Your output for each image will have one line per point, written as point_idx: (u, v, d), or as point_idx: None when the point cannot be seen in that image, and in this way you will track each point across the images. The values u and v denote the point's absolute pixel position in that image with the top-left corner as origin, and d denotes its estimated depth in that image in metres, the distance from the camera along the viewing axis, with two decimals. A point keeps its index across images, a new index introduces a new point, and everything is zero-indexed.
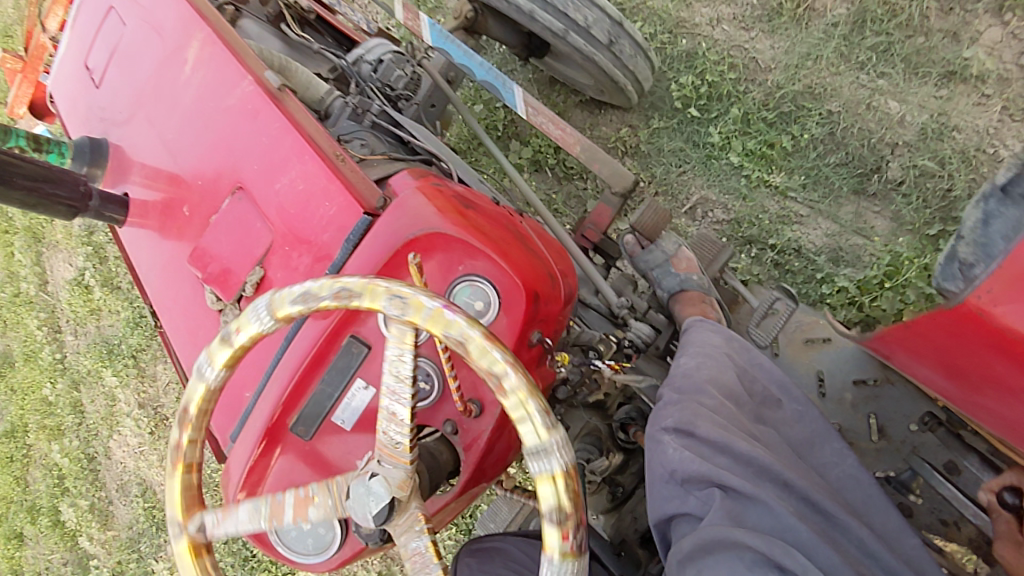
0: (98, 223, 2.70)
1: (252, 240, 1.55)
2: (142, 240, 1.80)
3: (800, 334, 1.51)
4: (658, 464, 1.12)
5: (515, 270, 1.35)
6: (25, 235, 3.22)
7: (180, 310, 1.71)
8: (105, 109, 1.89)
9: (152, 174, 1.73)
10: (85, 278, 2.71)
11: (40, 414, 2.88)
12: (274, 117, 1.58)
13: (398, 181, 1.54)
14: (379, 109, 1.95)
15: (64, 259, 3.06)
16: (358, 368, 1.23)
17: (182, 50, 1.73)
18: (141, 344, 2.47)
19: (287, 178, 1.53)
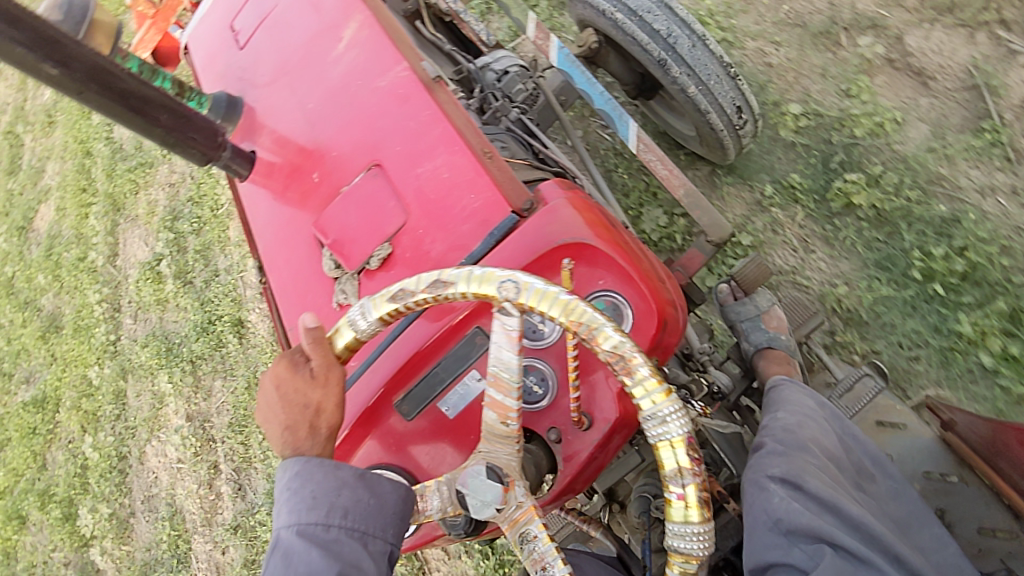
0: (185, 210, 2.64)
1: (382, 217, 1.52)
2: (261, 201, 1.78)
3: (876, 415, 1.57)
4: (762, 510, 1.08)
5: (654, 296, 1.31)
6: (105, 201, 3.17)
7: (292, 272, 1.69)
8: (245, 71, 1.88)
9: (284, 139, 1.71)
10: (160, 265, 2.62)
11: (78, 393, 2.77)
12: (426, 105, 1.54)
13: (548, 188, 1.45)
14: (516, 117, 1.97)
15: (140, 236, 2.99)
16: (476, 360, 1.22)
17: (339, 28, 1.73)
18: (204, 352, 2.33)
19: (431, 165, 1.49)
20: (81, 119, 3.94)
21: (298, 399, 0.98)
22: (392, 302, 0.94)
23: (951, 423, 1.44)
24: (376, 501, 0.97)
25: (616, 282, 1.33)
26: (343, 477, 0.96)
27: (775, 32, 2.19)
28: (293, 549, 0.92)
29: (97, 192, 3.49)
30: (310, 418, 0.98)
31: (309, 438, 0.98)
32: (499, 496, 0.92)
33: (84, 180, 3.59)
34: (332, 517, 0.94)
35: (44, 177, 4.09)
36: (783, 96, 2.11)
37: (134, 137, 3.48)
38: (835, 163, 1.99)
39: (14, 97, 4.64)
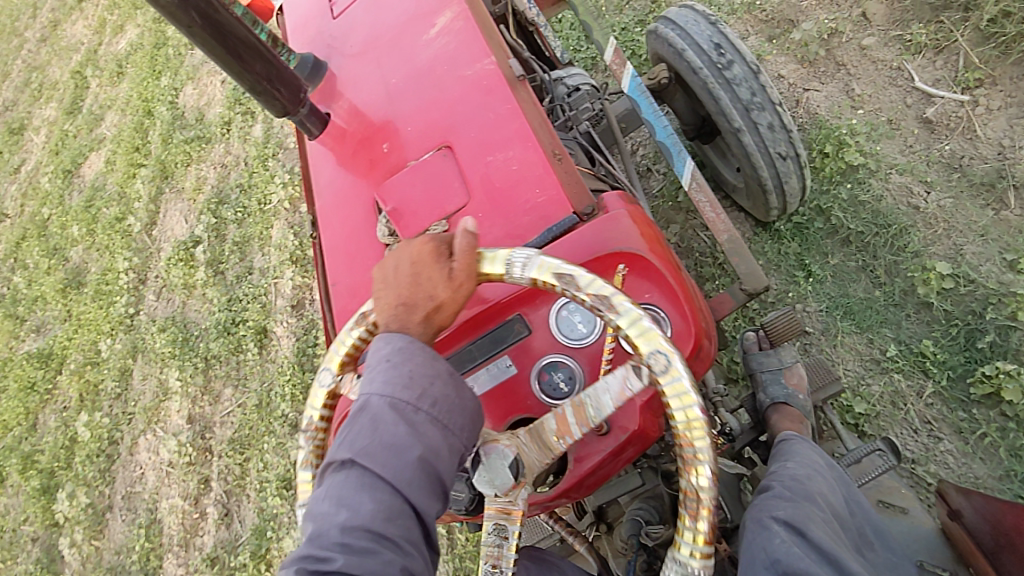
0: (234, 197, 2.55)
1: (443, 197, 1.46)
2: (324, 163, 1.72)
3: (880, 494, 1.47)
4: (762, 550, 1.10)
5: (696, 320, 1.23)
6: (155, 166, 3.09)
7: (343, 234, 1.60)
8: (335, 39, 1.84)
9: (360, 109, 1.66)
10: (195, 247, 2.50)
11: (84, 359, 2.64)
12: (507, 99, 1.49)
13: (610, 198, 1.36)
14: (586, 128, 1.94)
15: (180, 210, 2.88)
16: (509, 346, 1.16)
17: (435, 15, 1.68)
18: (219, 353, 2.22)
19: (502, 156, 1.44)
20: (150, 77, 3.90)
21: (426, 287, 0.89)
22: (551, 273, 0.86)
23: (960, 512, 1.21)
24: (463, 403, 0.87)
25: (661, 299, 1.24)
26: (441, 368, 0.87)
27: (925, 169, 1.82)
28: (380, 419, 0.82)
29: (150, 154, 3.41)
30: (430, 309, 0.89)
31: (423, 325, 0.89)
32: (505, 488, 0.87)
33: (139, 139, 3.53)
34: (422, 403, 0.84)
35: (100, 125, 4.08)
36: (927, 248, 1.74)
37: (197, 107, 3.40)
38: (981, 344, 1.62)
39: (92, 39, 4.64)
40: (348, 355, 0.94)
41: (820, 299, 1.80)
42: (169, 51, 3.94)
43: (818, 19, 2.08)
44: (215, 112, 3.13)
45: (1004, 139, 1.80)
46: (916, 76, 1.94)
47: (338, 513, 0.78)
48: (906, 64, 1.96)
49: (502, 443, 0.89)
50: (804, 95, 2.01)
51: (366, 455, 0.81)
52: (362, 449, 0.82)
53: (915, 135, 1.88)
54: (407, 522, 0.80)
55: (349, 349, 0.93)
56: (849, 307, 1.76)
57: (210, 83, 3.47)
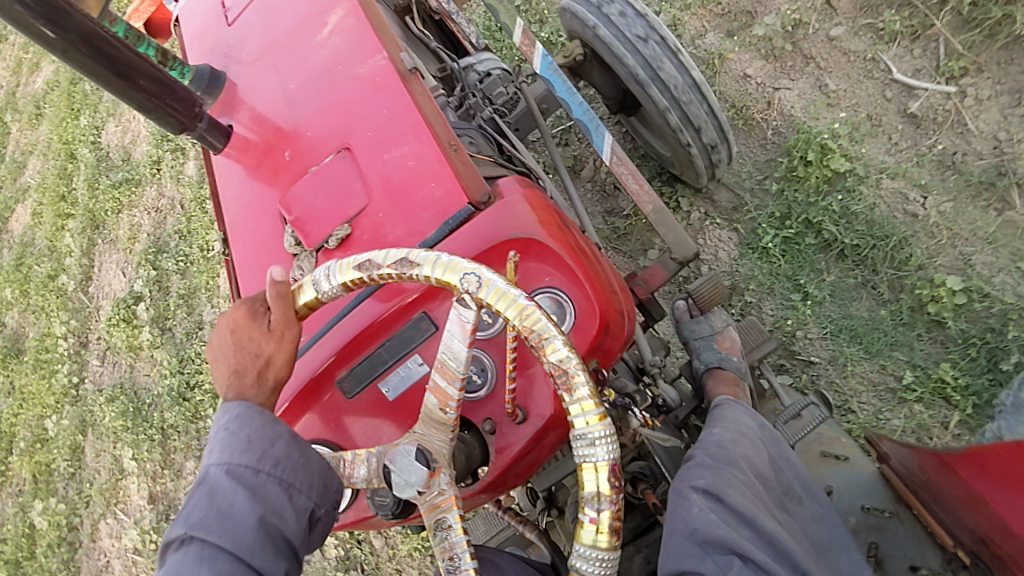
0: (172, 245, 2.33)
1: (346, 198, 1.47)
2: (232, 176, 1.69)
3: (819, 445, 1.49)
4: (681, 520, 1.13)
5: (600, 299, 1.26)
6: (84, 216, 2.78)
7: (254, 245, 1.61)
8: (231, 47, 1.80)
9: (263, 116, 1.64)
10: (138, 305, 2.27)
11: (32, 437, 2.39)
12: (402, 95, 1.50)
13: (506, 184, 1.39)
14: (489, 115, 1.91)
15: (117, 262, 2.57)
16: (420, 344, 1.13)
17: (326, 13, 1.68)
18: (176, 423, 2.05)
19: (398, 153, 1.45)
20: (69, 117, 3.61)
21: (251, 347, 0.95)
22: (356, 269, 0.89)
23: (887, 456, 1.38)
24: (307, 462, 0.92)
25: (563, 281, 1.28)
26: (280, 429, 0.91)
27: (917, 171, 1.73)
28: (218, 488, 0.85)
29: (76, 203, 3.01)
30: (259, 367, 0.94)
31: (256, 386, 0.94)
32: (421, 479, 0.88)
33: (64, 187, 3.17)
34: (262, 464, 0.88)
35: (24, 173, 3.76)
36: (931, 261, 1.67)
37: (122, 146, 3.06)
38: (1006, 366, 1.53)
39: (8, 80, 4.29)
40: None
41: (821, 323, 1.73)
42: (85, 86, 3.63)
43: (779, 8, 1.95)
44: (142, 150, 2.85)
45: (999, 132, 1.70)
46: (893, 67, 1.83)
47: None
48: (881, 55, 1.85)
49: (403, 441, 0.92)
50: (778, 96, 1.90)
51: (203, 526, 0.82)
52: (200, 521, 0.83)
53: (900, 132, 1.80)
54: None
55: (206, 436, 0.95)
56: (853, 330, 1.70)
57: (133, 117, 3.09)
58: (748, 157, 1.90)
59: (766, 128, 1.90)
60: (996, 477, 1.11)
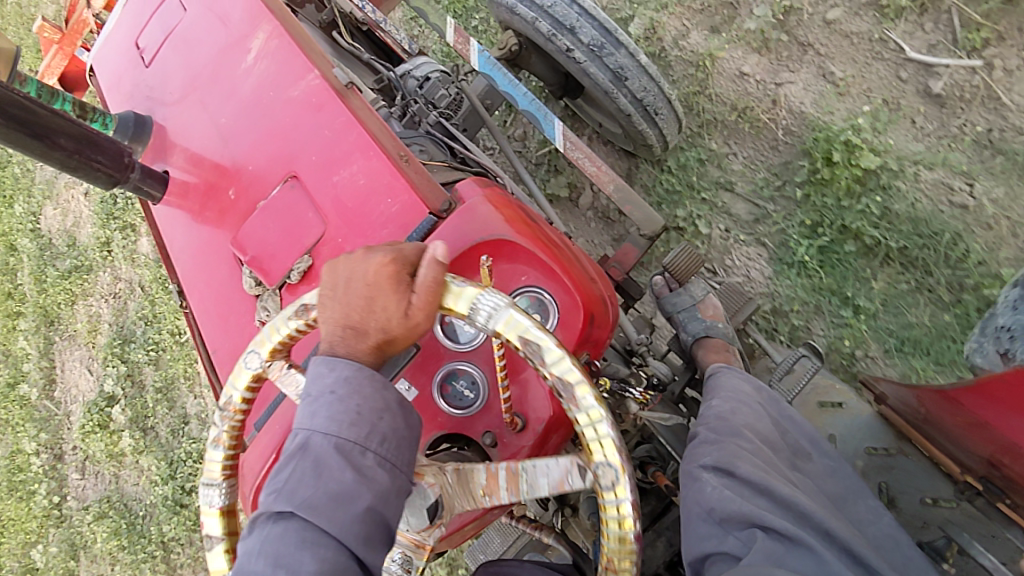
0: (138, 335, 2.13)
1: (301, 229, 1.39)
2: (175, 224, 1.62)
3: (816, 396, 1.41)
4: (695, 502, 1.06)
5: (580, 290, 1.23)
6: (35, 313, 2.52)
7: (212, 292, 1.53)
8: (153, 89, 1.69)
9: (199, 156, 1.55)
10: (113, 406, 2.08)
11: (19, 565, 2.17)
12: (341, 113, 1.41)
13: (464, 187, 1.34)
14: (436, 120, 1.79)
15: (82, 360, 2.37)
16: (405, 368, 1.21)
17: (247, 38, 1.55)
18: (177, 536, 1.91)
19: (347, 174, 1.37)
20: (1, 206, 3.17)
21: (379, 313, 0.85)
22: (524, 330, 0.83)
23: (883, 397, 1.28)
24: (413, 434, 0.87)
25: (539, 277, 1.24)
26: (390, 398, 0.86)
27: (958, 158, 1.67)
28: (324, 461, 0.81)
29: (25, 299, 2.77)
30: (382, 340, 0.86)
31: (371, 351, 0.87)
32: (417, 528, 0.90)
33: (8, 283, 2.86)
34: (371, 442, 0.82)
35: None
36: (993, 255, 1.62)
37: (64, 230, 2.80)
38: None
39: None
40: (281, 342, 0.93)
41: (879, 338, 1.66)
42: (14, 169, 3.18)
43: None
44: (89, 232, 2.62)
45: None
46: (904, 45, 1.76)
47: (277, 574, 0.75)
48: (890, 33, 1.77)
49: (426, 483, 0.91)
50: (783, 94, 1.82)
51: (309, 507, 0.78)
52: (305, 499, 0.79)
53: (924, 115, 1.72)
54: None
55: (284, 336, 0.91)
56: (915, 340, 1.63)
57: (70, 198, 2.85)
58: (763, 163, 1.83)
59: (777, 130, 1.82)
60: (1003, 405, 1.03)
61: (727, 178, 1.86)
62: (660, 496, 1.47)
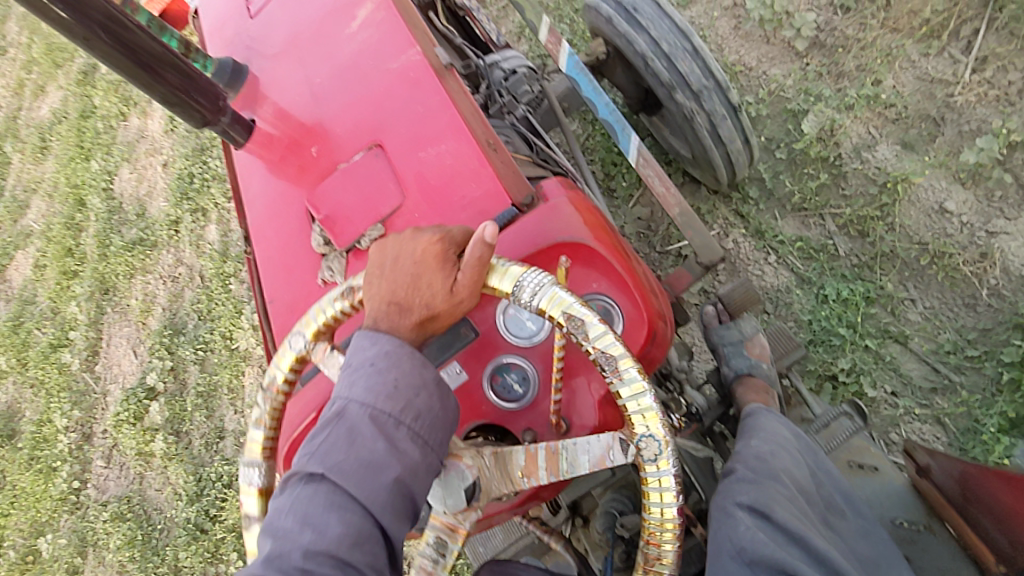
0: (190, 331, 2.05)
1: (378, 198, 1.35)
2: (254, 172, 1.57)
3: (849, 455, 1.40)
4: (727, 538, 1.03)
5: (647, 305, 1.19)
6: (91, 278, 2.47)
7: (278, 242, 1.48)
8: (254, 40, 1.62)
9: (287, 110, 1.49)
10: (152, 400, 2.02)
11: (26, 540, 2.12)
12: (437, 92, 1.37)
13: (549, 185, 1.30)
14: (523, 113, 1.71)
15: (127, 342, 2.30)
16: (460, 351, 1.15)
17: (355, 5, 1.52)
18: (192, 566, 1.82)
19: (434, 150, 1.34)
20: (78, 158, 3.15)
21: (425, 289, 0.90)
22: (562, 309, 0.85)
23: (928, 470, 1.26)
24: (443, 415, 0.90)
25: (609, 287, 1.20)
26: (427, 378, 0.89)
27: None
28: (359, 430, 0.84)
29: (84, 261, 2.73)
30: (424, 315, 0.90)
31: (416, 327, 0.91)
32: (459, 507, 0.90)
33: (71, 239, 2.81)
34: (404, 416, 0.85)
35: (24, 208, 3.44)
36: None
37: (137, 197, 2.76)
38: None
39: None
40: (327, 324, 0.94)
41: None
42: (97, 123, 3.15)
43: (992, 125, 1.66)
44: (159, 205, 2.56)
45: None
46: None
47: (305, 531, 0.79)
48: None
49: (463, 463, 0.92)
50: (997, 247, 1.61)
51: (340, 472, 0.81)
52: (337, 462, 0.83)
53: None
54: (374, 548, 0.80)
55: (326, 320, 0.92)
56: None
57: (149, 165, 2.81)
58: (951, 321, 1.64)
59: (979, 287, 1.62)
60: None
61: (899, 327, 1.65)
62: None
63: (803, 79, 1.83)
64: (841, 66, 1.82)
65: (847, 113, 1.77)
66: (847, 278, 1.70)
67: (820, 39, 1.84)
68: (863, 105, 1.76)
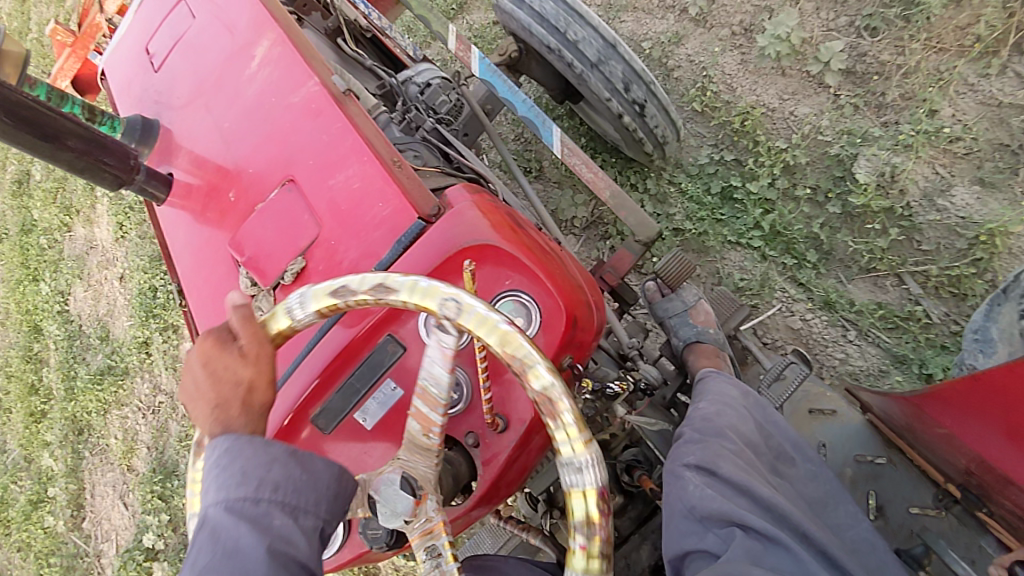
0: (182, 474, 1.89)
1: (293, 234, 1.27)
2: (178, 226, 1.49)
3: (806, 403, 1.32)
4: (677, 499, 1.02)
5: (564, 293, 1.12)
6: (62, 420, 2.24)
7: (210, 291, 1.41)
8: (161, 93, 1.57)
9: (199, 161, 1.43)
10: (157, 561, 1.86)
11: None
12: (337, 117, 1.30)
13: (453, 193, 1.24)
14: (432, 125, 1.63)
15: (112, 489, 2.09)
16: (392, 369, 1.07)
17: (251, 45, 1.43)
18: None
19: (342, 177, 1.25)
20: (25, 280, 2.86)
21: (228, 376, 0.75)
22: (333, 294, 0.76)
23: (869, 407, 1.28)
24: (316, 475, 0.72)
25: (524, 282, 1.13)
26: (277, 448, 0.71)
27: None
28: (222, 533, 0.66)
29: (52, 398, 2.39)
30: (246, 394, 0.74)
31: (244, 417, 0.74)
32: (409, 507, 0.74)
33: (33, 374, 2.51)
34: (261, 490, 0.68)
35: None
36: None
37: (97, 317, 2.44)
38: None
39: None
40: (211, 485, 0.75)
41: None
42: (40, 239, 2.88)
43: None
44: (122, 325, 2.34)
45: None
46: None
47: None
48: None
49: (386, 471, 0.78)
50: None
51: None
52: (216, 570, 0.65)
53: None
54: None
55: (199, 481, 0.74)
56: None
57: (104, 280, 2.53)
58: None
59: None
60: (963, 407, 1.03)
61: None
62: (647, 501, 1.39)
63: (838, 114, 1.71)
64: (885, 97, 1.69)
65: (905, 154, 1.63)
66: (946, 347, 1.54)
67: (853, 68, 1.73)
68: (923, 143, 1.62)
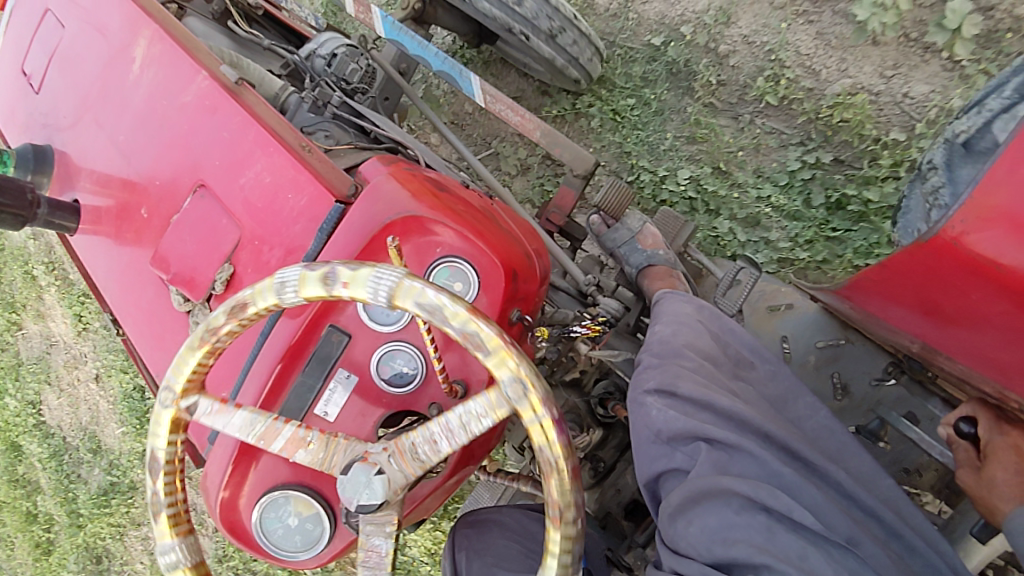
0: None
1: (214, 244, 1.08)
2: (95, 254, 1.25)
3: (764, 302, 1.26)
4: (641, 427, 0.86)
5: (501, 250, 0.99)
6: (81, 552, 2.10)
7: (142, 321, 1.19)
8: (45, 115, 1.32)
9: (99, 184, 1.20)
10: None
11: None
12: (236, 111, 1.11)
13: (368, 168, 1.08)
14: (341, 99, 1.37)
15: None
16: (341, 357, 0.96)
17: (129, 49, 1.21)
18: None
19: (250, 174, 1.07)
20: None
21: None
22: (154, 516, 0.74)
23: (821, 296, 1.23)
24: None
25: (458, 242, 0.98)
26: None
27: None
28: None
29: (54, 525, 2.17)
30: None
31: None
32: (366, 467, 0.70)
33: (24, 498, 2.25)
34: None
35: None
36: None
37: (80, 426, 2.17)
38: None
39: None
40: None
41: None
42: None
43: None
44: (108, 430, 2.12)
45: None
46: None
47: None
48: None
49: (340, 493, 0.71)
50: None
51: None
52: None
53: None
54: None
55: None
56: None
57: (76, 381, 2.23)
58: None
59: None
60: (922, 279, 0.85)
61: None
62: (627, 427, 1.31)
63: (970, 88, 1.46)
64: None
65: None
66: None
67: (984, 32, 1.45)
68: None
